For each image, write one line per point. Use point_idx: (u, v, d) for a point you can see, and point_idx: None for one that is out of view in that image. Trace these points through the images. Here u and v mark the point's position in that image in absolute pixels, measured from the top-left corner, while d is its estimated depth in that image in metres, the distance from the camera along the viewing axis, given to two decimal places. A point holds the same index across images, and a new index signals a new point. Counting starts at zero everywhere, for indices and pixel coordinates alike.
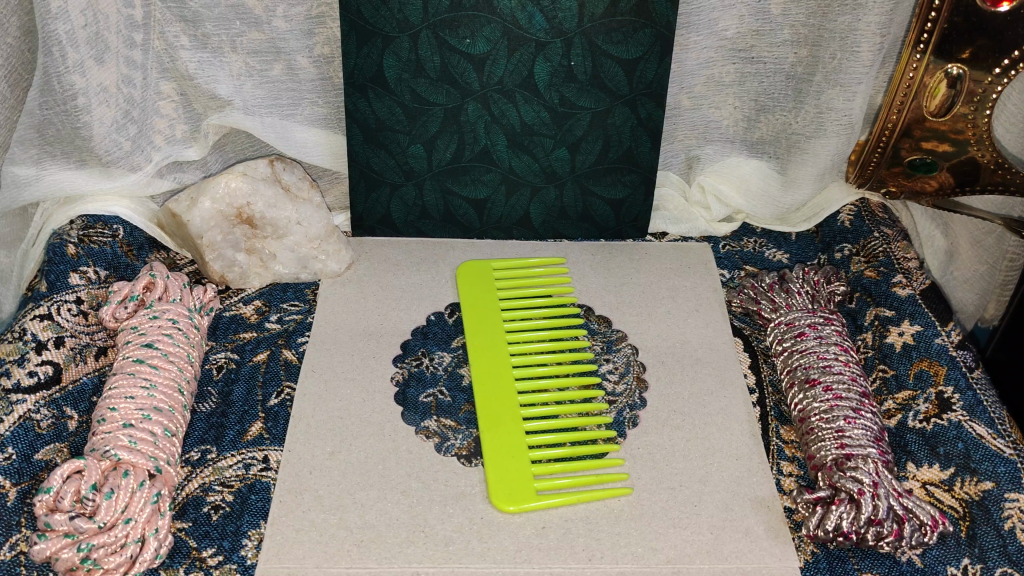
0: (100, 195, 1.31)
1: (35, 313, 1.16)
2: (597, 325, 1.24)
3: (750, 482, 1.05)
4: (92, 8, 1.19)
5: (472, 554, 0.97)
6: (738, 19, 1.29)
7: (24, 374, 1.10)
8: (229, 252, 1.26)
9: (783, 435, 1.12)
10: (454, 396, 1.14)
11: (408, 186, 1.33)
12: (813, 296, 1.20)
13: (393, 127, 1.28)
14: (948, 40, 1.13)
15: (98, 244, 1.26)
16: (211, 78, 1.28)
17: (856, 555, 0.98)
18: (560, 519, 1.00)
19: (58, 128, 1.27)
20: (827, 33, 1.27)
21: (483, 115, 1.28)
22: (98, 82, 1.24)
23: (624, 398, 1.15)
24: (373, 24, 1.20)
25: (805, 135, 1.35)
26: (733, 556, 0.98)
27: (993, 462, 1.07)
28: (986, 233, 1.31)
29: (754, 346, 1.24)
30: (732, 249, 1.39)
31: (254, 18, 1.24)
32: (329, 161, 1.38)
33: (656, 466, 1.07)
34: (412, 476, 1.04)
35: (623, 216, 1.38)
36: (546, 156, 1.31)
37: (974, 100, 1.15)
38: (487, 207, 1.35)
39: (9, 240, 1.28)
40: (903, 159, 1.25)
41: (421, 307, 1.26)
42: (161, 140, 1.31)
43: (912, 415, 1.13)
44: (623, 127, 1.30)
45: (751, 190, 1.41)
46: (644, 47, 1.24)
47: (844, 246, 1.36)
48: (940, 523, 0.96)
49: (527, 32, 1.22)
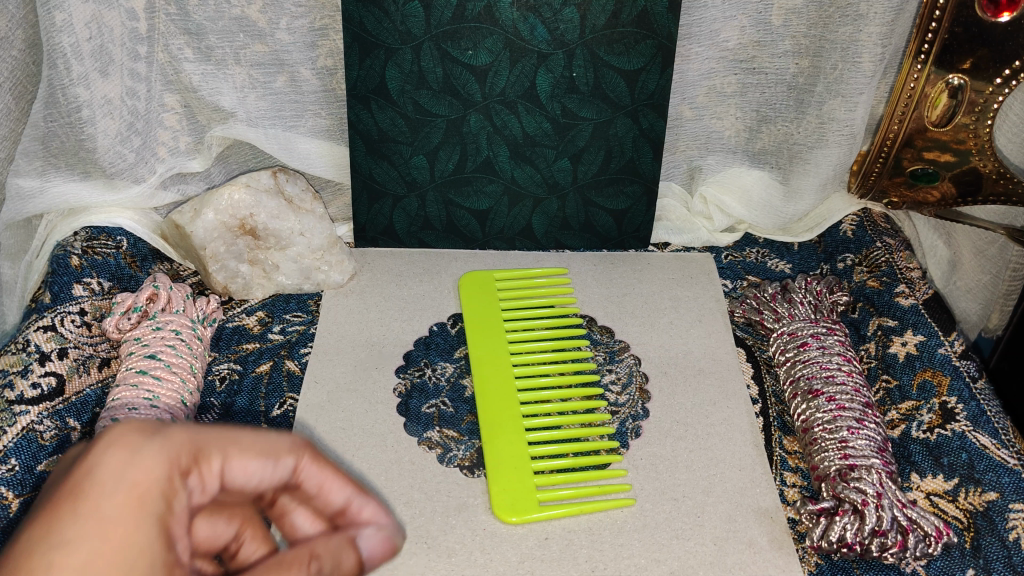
0: (105, 207, 1.32)
1: (39, 324, 1.16)
2: (599, 336, 1.24)
3: (753, 493, 1.05)
4: (96, 21, 1.20)
5: (474, 565, 0.96)
6: (739, 30, 1.29)
7: (27, 386, 1.11)
8: (232, 263, 1.26)
9: (786, 445, 1.12)
10: (456, 407, 1.14)
11: (410, 198, 1.34)
12: (815, 306, 1.20)
13: (396, 139, 1.29)
14: (947, 51, 1.13)
15: (101, 255, 1.26)
16: (214, 90, 1.29)
17: (859, 567, 0.98)
18: (561, 530, 1.00)
19: (63, 140, 1.28)
20: (828, 44, 1.27)
21: (484, 126, 1.28)
22: (102, 94, 1.24)
23: (627, 409, 1.15)
24: (376, 36, 1.21)
25: (806, 145, 1.36)
26: (737, 567, 0.97)
27: (997, 473, 1.06)
28: (988, 243, 1.31)
29: (757, 356, 1.24)
30: (734, 259, 1.39)
31: (258, 31, 1.25)
32: (331, 172, 1.38)
33: (659, 476, 1.07)
34: (415, 488, 1.04)
35: (625, 227, 1.38)
36: (547, 167, 1.32)
37: (975, 111, 1.15)
38: (489, 218, 1.36)
39: (13, 252, 1.28)
40: (904, 169, 1.26)
41: (423, 318, 1.26)
42: (165, 152, 1.32)
43: (915, 425, 1.12)
44: (625, 137, 1.30)
45: (752, 200, 1.41)
46: (644, 58, 1.24)
47: (846, 256, 1.36)
48: (944, 534, 0.95)
49: (527, 43, 1.22)
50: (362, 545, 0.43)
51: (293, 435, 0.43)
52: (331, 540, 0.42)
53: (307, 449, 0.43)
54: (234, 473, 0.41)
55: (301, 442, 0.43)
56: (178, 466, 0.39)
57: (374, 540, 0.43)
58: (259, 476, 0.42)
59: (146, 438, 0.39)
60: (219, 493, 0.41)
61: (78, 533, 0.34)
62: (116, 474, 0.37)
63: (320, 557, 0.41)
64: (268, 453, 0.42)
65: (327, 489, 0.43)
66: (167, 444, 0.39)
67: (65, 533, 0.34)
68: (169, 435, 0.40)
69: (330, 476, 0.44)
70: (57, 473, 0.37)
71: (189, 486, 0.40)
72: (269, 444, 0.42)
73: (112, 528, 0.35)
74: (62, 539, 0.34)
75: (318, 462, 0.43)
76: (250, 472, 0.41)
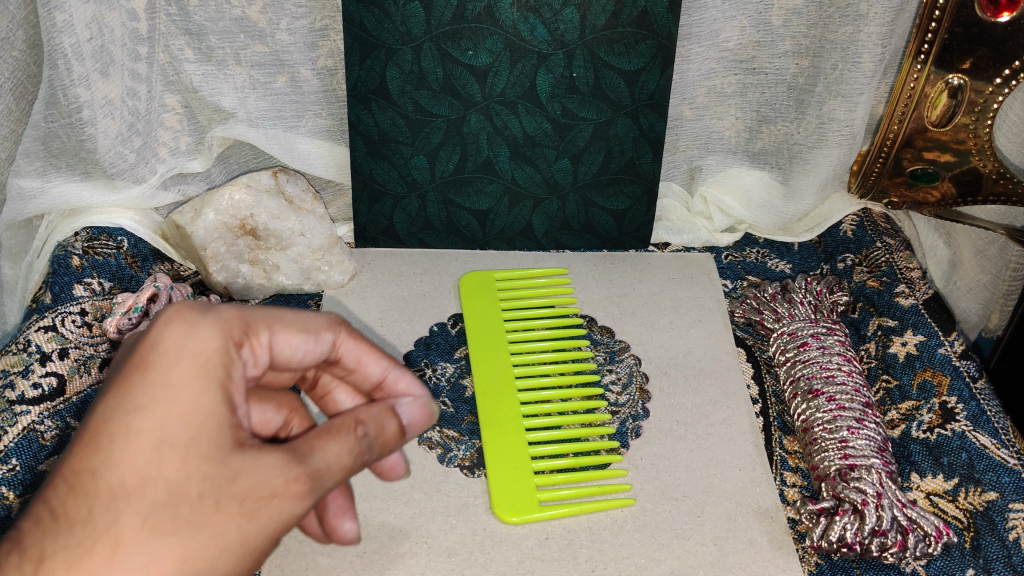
0: (106, 207, 1.32)
1: (40, 324, 1.16)
2: (599, 336, 1.24)
3: (752, 493, 1.05)
4: (97, 22, 1.20)
5: (474, 565, 0.97)
6: (739, 30, 1.29)
7: (28, 386, 1.11)
8: (233, 263, 1.26)
9: (786, 445, 1.13)
10: (457, 407, 1.14)
11: (410, 198, 1.34)
12: (815, 306, 1.20)
13: (396, 139, 1.29)
14: (947, 51, 1.13)
15: (102, 256, 1.27)
16: (215, 90, 1.29)
17: (859, 566, 0.99)
18: (561, 530, 1.00)
19: (64, 141, 1.28)
20: (828, 44, 1.27)
21: (485, 127, 1.28)
22: (102, 95, 1.24)
23: (627, 408, 1.15)
24: (376, 36, 1.21)
25: (805, 145, 1.36)
26: (737, 567, 0.97)
27: (997, 472, 1.06)
28: (988, 243, 1.32)
29: (757, 356, 1.25)
30: (734, 259, 1.39)
31: (258, 31, 1.25)
32: (331, 172, 1.38)
33: (659, 476, 1.07)
34: (415, 487, 1.04)
35: (625, 228, 1.38)
36: (547, 167, 1.32)
37: (975, 111, 1.15)
38: (489, 218, 1.36)
39: (15, 252, 1.28)
40: (904, 169, 1.26)
41: (423, 318, 1.26)
42: (166, 152, 1.32)
43: (915, 425, 1.12)
44: (625, 137, 1.30)
45: (752, 200, 1.41)
46: (644, 59, 1.24)
47: (846, 256, 1.36)
48: (944, 534, 0.95)
49: (527, 44, 1.22)
50: (402, 412, 0.64)
51: (331, 319, 0.66)
52: (374, 410, 0.61)
53: (339, 328, 0.66)
54: (283, 343, 0.62)
55: (334, 323, 0.66)
56: (237, 338, 0.58)
57: (411, 406, 0.65)
58: (307, 347, 0.64)
59: (202, 316, 0.58)
60: (276, 358, 0.62)
61: (157, 392, 0.53)
62: (181, 347, 0.55)
63: (365, 421, 0.60)
64: (313, 333, 0.64)
65: (365, 358, 0.68)
66: (224, 321, 0.58)
67: (152, 389, 0.53)
68: (224, 315, 0.59)
69: (364, 348, 0.68)
70: (138, 344, 0.56)
71: (248, 354, 0.60)
72: (310, 324, 0.64)
73: (187, 384, 0.54)
74: (159, 388, 0.53)
75: (349, 336, 0.67)
76: (296, 344, 0.63)
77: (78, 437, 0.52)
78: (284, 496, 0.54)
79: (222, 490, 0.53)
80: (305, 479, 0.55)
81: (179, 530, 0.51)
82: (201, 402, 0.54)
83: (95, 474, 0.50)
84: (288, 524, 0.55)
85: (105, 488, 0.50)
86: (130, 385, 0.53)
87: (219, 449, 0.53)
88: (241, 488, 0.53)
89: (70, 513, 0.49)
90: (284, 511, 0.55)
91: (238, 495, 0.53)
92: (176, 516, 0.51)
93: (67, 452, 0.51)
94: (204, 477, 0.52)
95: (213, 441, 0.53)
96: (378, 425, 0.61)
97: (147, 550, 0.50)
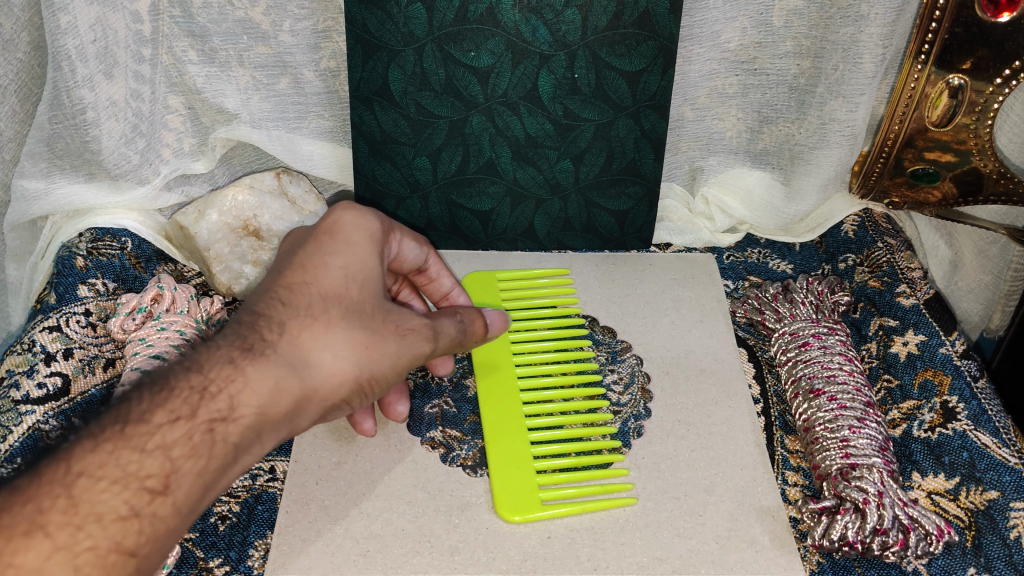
0: (110, 208, 1.31)
1: (45, 324, 1.17)
2: (602, 336, 1.25)
3: (755, 492, 1.05)
4: (101, 23, 1.20)
5: (477, 563, 0.97)
6: (739, 31, 1.30)
7: (33, 385, 1.12)
8: (237, 264, 1.26)
9: (788, 444, 1.14)
10: (459, 407, 1.15)
11: (413, 199, 1.34)
12: (816, 306, 1.20)
13: (399, 140, 1.29)
14: (948, 51, 1.14)
15: (106, 256, 1.27)
16: (218, 92, 1.30)
17: (861, 565, 0.99)
18: (564, 529, 1.01)
19: (68, 142, 1.28)
20: (829, 45, 1.28)
21: (487, 127, 1.28)
22: (107, 96, 1.25)
23: (629, 408, 1.16)
24: (378, 38, 1.22)
25: (807, 145, 1.36)
26: (739, 565, 0.98)
27: (997, 472, 1.07)
28: (989, 243, 1.33)
29: (759, 356, 1.25)
30: (735, 260, 1.40)
31: (261, 33, 1.26)
32: (334, 173, 1.39)
33: (661, 476, 1.07)
34: (418, 487, 1.05)
35: (627, 228, 1.38)
36: (550, 169, 1.32)
37: (975, 111, 1.16)
38: (492, 219, 1.36)
39: (18, 253, 1.31)
40: (905, 169, 1.26)
41: None
42: (169, 153, 1.32)
43: (916, 425, 1.13)
44: (627, 138, 1.30)
45: (754, 200, 1.42)
46: (646, 59, 1.24)
47: (847, 256, 1.36)
48: (946, 533, 0.96)
49: (530, 45, 1.23)
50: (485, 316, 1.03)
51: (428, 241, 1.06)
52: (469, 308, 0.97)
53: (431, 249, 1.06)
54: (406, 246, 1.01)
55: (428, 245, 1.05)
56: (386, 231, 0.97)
57: (494, 316, 1.01)
58: (417, 252, 1.04)
59: (364, 212, 0.94)
60: (400, 255, 1.02)
61: (342, 246, 0.89)
62: (355, 226, 0.91)
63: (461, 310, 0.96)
64: (421, 244, 1.03)
65: (442, 275, 1.09)
66: (378, 216, 0.95)
67: (339, 243, 0.89)
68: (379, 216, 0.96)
69: (443, 268, 1.08)
70: (325, 223, 0.92)
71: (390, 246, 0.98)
72: (421, 240, 1.04)
73: (361, 245, 0.90)
74: (344, 243, 0.89)
75: (437, 259, 1.06)
76: (411, 248, 1.02)
77: (294, 265, 0.87)
78: (416, 332, 0.89)
79: (383, 316, 0.87)
80: (431, 328, 0.90)
81: (363, 327, 0.85)
82: (369, 255, 0.90)
83: (308, 285, 0.85)
84: (418, 354, 0.89)
85: (316, 292, 0.85)
86: (325, 241, 0.89)
87: (379, 291, 0.88)
88: (395, 319, 0.88)
89: (294, 303, 0.84)
90: (417, 341, 0.89)
91: (394, 321, 0.88)
92: (360, 318, 0.85)
93: (287, 273, 0.86)
94: (372, 302, 0.87)
95: (376, 282, 0.89)
96: (471, 320, 0.96)
97: (346, 333, 0.84)
